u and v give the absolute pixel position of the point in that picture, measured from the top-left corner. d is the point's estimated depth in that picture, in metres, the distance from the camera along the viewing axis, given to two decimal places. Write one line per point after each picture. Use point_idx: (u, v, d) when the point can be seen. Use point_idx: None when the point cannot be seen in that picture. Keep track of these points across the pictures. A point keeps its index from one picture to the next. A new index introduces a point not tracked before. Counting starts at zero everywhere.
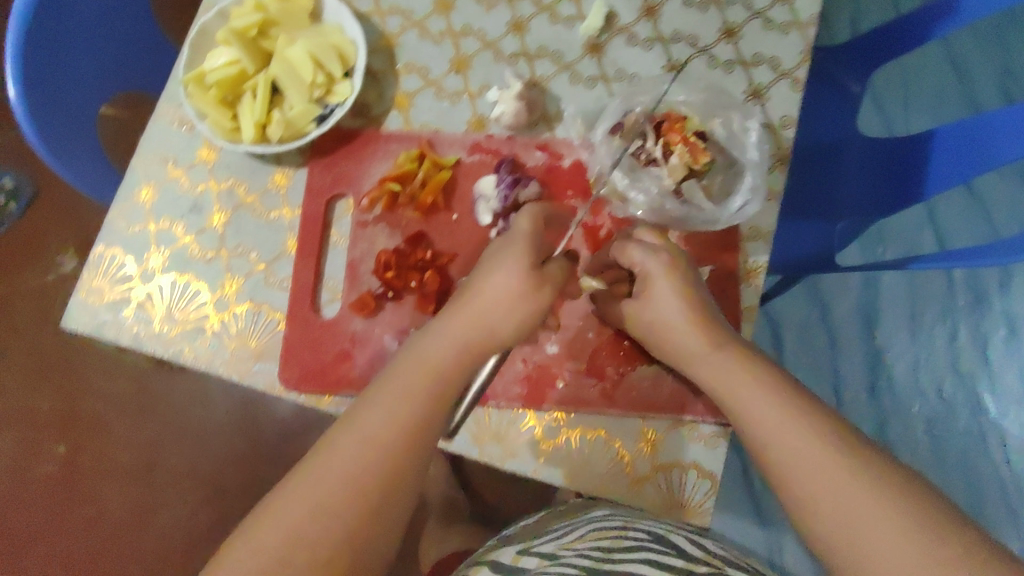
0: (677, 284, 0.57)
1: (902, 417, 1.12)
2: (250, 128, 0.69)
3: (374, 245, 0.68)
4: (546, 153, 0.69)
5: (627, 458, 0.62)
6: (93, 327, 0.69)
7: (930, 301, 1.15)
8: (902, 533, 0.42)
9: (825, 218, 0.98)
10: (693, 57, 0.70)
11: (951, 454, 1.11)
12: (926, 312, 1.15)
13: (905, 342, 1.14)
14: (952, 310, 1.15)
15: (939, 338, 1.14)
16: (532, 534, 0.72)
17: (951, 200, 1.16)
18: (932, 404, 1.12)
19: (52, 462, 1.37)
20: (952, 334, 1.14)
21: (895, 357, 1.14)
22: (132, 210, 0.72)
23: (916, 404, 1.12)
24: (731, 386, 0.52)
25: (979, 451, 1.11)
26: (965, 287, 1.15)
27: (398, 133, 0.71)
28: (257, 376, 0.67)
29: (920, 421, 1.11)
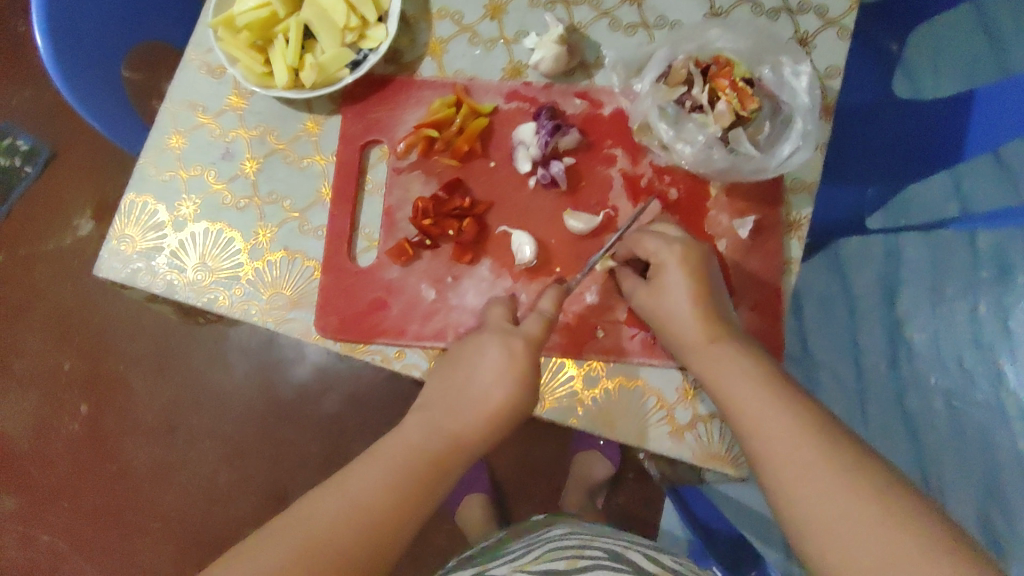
0: (688, 272, 0.56)
1: (920, 391, 0.86)
2: (283, 74, 0.67)
3: (410, 193, 0.68)
4: (586, 102, 0.67)
5: (667, 408, 0.62)
6: (127, 275, 0.68)
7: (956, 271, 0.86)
8: (882, 540, 0.40)
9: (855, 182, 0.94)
10: (737, 6, 0.69)
11: (972, 447, 0.80)
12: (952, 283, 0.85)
13: (934, 318, 0.86)
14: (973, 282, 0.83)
15: (963, 315, 0.83)
16: (485, 558, 0.73)
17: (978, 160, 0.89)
18: (954, 379, 0.83)
19: (75, 421, 1.38)
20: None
21: (921, 334, 0.86)
22: (163, 158, 0.71)
23: (933, 376, 0.84)
24: (722, 376, 0.51)
25: (1009, 449, 0.78)
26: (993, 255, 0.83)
27: (432, 80, 0.70)
28: (292, 324, 0.66)
29: (938, 395, 0.84)
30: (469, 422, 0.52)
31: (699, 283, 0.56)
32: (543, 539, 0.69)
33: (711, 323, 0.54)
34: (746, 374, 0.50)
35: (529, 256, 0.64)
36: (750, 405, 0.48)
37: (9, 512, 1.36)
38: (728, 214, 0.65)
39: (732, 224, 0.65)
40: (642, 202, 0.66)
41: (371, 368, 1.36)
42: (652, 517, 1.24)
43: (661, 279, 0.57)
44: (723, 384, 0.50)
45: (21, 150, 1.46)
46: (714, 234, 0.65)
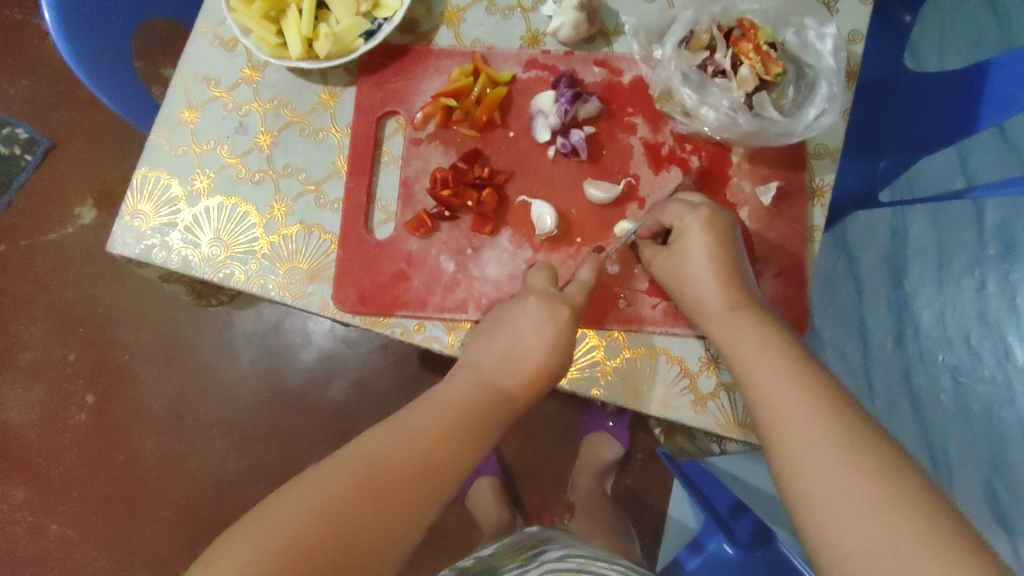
0: (711, 239, 0.55)
1: (926, 365, 1.03)
2: (297, 43, 0.66)
3: (428, 163, 0.67)
4: (605, 69, 0.66)
5: (690, 377, 0.61)
6: (141, 251, 0.67)
7: (959, 252, 1.05)
8: (890, 528, 0.37)
9: (870, 155, 0.93)
10: None
11: (975, 404, 1.01)
12: (954, 263, 1.05)
13: (931, 293, 1.05)
14: (980, 262, 1.04)
15: (966, 289, 1.04)
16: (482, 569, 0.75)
17: (984, 147, 1.09)
18: (959, 355, 1.03)
19: (82, 412, 1.37)
20: (980, 286, 1.04)
21: (922, 306, 1.05)
22: (175, 132, 0.70)
23: (941, 354, 1.03)
24: (743, 349, 0.50)
25: (1005, 397, 1.00)
26: (995, 235, 1.04)
27: (450, 49, 0.69)
28: (311, 298, 0.66)
29: (945, 370, 1.03)
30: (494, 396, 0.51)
31: (722, 250, 0.55)
32: (536, 558, 0.72)
33: (736, 289, 0.53)
34: (766, 349, 0.49)
35: (549, 226, 0.63)
36: (767, 378, 0.47)
37: (16, 504, 1.35)
38: (751, 182, 0.64)
39: (755, 191, 0.64)
40: (663, 170, 0.65)
41: (380, 353, 1.36)
42: (664, 499, 1.24)
43: (685, 246, 0.56)
44: (743, 356, 0.49)
45: (20, 138, 1.44)
46: (737, 201, 0.64)
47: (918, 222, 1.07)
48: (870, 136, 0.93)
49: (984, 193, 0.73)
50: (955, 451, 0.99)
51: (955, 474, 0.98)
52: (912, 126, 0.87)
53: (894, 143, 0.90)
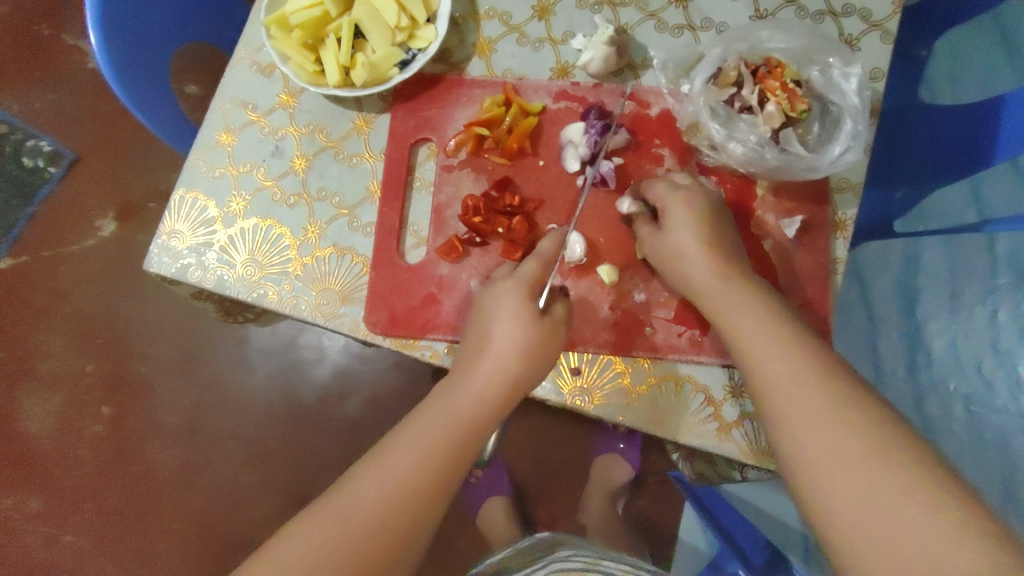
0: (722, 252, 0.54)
1: (937, 394, 1.04)
2: (335, 71, 0.69)
3: (460, 190, 0.68)
4: (633, 102, 0.68)
5: (715, 405, 0.62)
6: (178, 270, 0.69)
7: (972, 279, 1.03)
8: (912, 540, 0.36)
9: (885, 186, 0.95)
10: (782, 8, 0.71)
11: (987, 433, 0.99)
12: (967, 290, 1.03)
13: (943, 322, 1.04)
14: (995, 289, 1.00)
15: (978, 317, 1.01)
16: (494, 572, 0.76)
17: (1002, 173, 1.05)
18: (972, 384, 1.02)
19: (97, 423, 1.39)
20: (992, 315, 0.99)
21: (934, 335, 1.05)
22: (214, 154, 0.72)
23: (954, 381, 1.03)
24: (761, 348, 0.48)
25: (1019, 428, 0.96)
26: (1011, 262, 0.98)
27: (481, 79, 0.71)
28: (342, 319, 0.67)
29: (957, 399, 1.02)
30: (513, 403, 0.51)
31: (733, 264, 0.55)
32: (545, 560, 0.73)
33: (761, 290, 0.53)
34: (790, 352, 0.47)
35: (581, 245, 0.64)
36: (787, 385, 0.45)
37: (30, 514, 1.36)
38: (774, 215, 0.66)
39: (779, 224, 0.65)
40: None
41: (393, 370, 1.37)
42: (676, 523, 1.24)
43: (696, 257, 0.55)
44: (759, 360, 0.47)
45: (45, 151, 1.47)
46: (761, 233, 0.66)
47: (928, 250, 1.07)
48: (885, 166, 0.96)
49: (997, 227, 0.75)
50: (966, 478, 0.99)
51: None
52: (928, 157, 0.89)
53: (911, 175, 0.92)
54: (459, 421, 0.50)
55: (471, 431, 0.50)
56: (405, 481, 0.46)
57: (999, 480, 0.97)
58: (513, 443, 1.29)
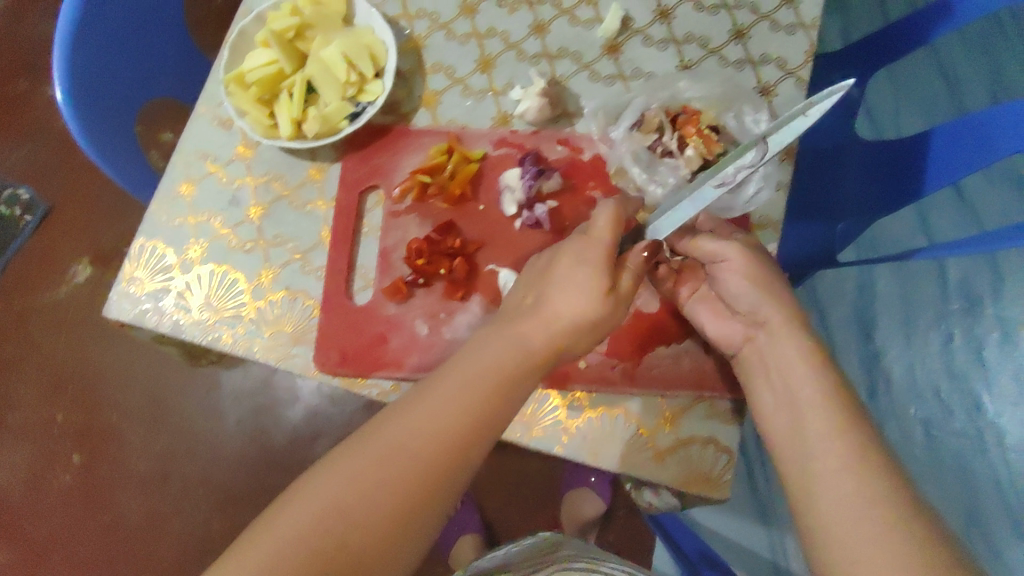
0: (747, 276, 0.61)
1: (900, 417, 1.19)
2: (287, 124, 0.73)
3: (407, 234, 0.72)
4: (567, 148, 0.73)
5: (649, 434, 0.66)
6: (136, 315, 0.72)
7: (925, 309, 1.20)
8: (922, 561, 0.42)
9: (826, 216, 0.99)
10: (705, 57, 0.76)
11: (948, 456, 1.17)
12: (921, 318, 1.20)
13: (901, 348, 1.20)
14: (946, 316, 1.19)
15: (933, 343, 1.19)
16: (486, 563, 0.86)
17: (943, 206, 1.20)
18: (932, 409, 1.18)
19: (67, 472, 1.39)
20: (947, 339, 1.19)
21: (893, 360, 1.19)
22: (173, 204, 0.76)
23: (914, 407, 1.19)
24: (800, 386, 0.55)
25: (975, 449, 1.16)
26: (958, 292, 1.19)
27: (427, 128, 0.75)
28: (294, 360, 0.70)
29: (917, 422, 1.18)
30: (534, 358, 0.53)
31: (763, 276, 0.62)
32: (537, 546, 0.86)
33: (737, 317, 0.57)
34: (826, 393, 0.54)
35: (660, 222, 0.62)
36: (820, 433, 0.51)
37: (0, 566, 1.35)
38: None
39: None
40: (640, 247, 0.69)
41: (363, 412, 1.39)
42: (643, 555, 1.26)
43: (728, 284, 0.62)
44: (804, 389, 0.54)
45: (21, 200, 1.50)
46: None
47: (884, 278, 1.21)
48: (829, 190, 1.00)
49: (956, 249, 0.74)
50: (935, 493, 1.16)
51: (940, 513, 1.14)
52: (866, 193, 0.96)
53: (851, 208, 0.97)
54: (503, 369, 0.51)
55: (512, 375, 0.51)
56: (451, 428, 0.48)
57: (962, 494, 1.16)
58: (482, 478, 1.31)
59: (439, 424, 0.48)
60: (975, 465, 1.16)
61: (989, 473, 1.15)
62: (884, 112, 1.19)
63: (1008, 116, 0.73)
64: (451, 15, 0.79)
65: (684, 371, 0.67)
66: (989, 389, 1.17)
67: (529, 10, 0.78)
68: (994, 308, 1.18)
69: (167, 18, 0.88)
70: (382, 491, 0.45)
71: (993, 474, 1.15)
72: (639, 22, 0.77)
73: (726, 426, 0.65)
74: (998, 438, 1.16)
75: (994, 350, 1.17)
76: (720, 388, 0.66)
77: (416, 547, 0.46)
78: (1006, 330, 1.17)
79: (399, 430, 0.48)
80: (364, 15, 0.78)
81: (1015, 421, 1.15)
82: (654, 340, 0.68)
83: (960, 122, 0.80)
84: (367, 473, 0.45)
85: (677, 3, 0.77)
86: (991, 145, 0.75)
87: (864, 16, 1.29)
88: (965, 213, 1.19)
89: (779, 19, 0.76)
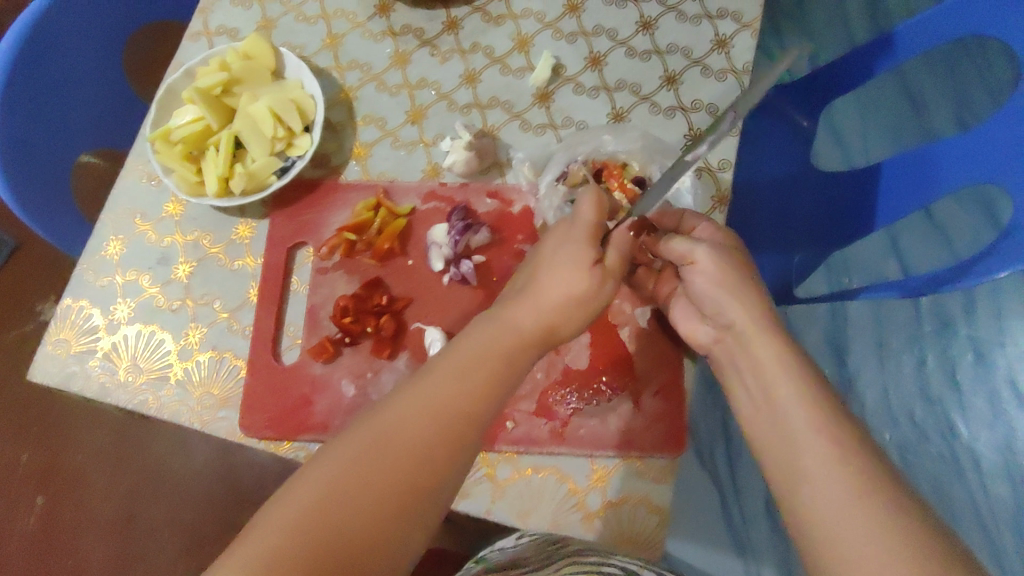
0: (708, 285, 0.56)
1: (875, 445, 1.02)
2: (213, 181, 0.71)
3: (334, 291, 0.71)
4: (497, 200, 0.72)
5: (579, 494, 0.65)
6: (61, 377, 0.70)
7: (896, 329, 1.04)
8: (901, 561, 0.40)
9: (781, 247, 0.94)
10: (636, 105, 0.75)
11: (935, 489, 0.94)
12: (892, 339, 1.04)
13: (872, 371, 1.04)
14: (918, 337, 1.02)
15: (907, 364, 1.01)
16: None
17: (911, 230, 1.14)
18: (906, 432, 0.99)
19: (31, 516, 1.37)
20: (921, 362, 1.01)
21: (865, 386, 1.04)
22: (102, 263, 0.75)
23: (887, 431, 0.99)
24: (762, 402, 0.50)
25: (957, 479, 0.92)
26: (931, 312, 1.02)
27: (356, 183, 0.75)
28: (220, 423, 0.69)
29: (896, 448, 0.99)
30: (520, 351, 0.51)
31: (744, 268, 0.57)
32: None
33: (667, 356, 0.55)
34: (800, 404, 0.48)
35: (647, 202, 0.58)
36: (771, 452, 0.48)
37: None
38: (631, 304, 0.69)
39: (634, 313, 0.69)
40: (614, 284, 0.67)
41: None
42: None
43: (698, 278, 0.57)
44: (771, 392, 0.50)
45: None
46: (619, 322, 0.69)
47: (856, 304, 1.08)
48: (782, 224, 0.94)
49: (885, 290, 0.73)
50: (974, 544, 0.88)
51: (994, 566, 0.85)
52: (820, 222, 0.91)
53: (804, 237, 0.93)
54: (499, 353, 0.50)
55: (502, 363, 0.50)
56: (445, 412, 0.46)
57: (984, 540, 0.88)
58: None
59: (439, 409, 0.46)
60: (950, 488, 0.92)
61: (967, 501, 0.90)
62: (849, 138, 1.16)
63: (943, 154, 0.71)
64: (382, 66, 0.79)
65: (613, 430, 0.66)
66: (962, 409, 0.95)
67: (460, 60, 0.78)
68: (968, 328, 0.98)
69: (108, 73, 0.88)
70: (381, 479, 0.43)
71: (970, 497, 0.90)
72: (570, 71, 0.77)
73: (658, 484, 0.64)
74: (973, 464, 0.91)
75: (967, 367, 0.96)
76: (650, 447, 0.65)
77: (418, 534, 0.44)
78: (980, 349, 0.96)
79: (399, 417, 0.46)
80: (294, 68, 0.77)
81: (991, 441, 0.91)
82: (585, 398, 0.67)
83: (902, 158, 0.79)
84: (368, 460, 0.43)
85: (608, 50, 0.77)
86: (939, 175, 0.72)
87: (830, 38, 1.20)
88: (933, 236, 1.13)
89: (710, 64, 0.75)
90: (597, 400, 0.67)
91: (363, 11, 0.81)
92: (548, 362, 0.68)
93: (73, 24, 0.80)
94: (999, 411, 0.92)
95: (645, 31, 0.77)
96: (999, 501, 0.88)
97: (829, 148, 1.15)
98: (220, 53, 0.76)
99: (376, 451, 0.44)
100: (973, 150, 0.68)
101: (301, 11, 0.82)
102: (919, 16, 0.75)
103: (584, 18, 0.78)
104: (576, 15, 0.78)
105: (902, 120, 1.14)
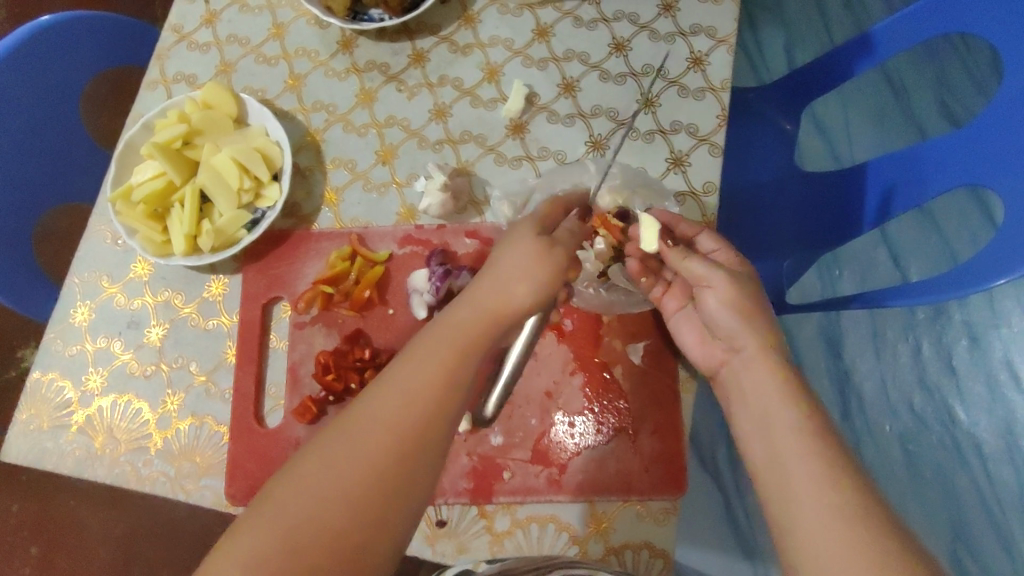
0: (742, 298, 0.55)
1: (876, 438, 1.11)
2: (180, 239, 0.68)
3: (313, 347, 0.70)
4: (476, 240, 0.71)
5: (581, 542, 0.63)
6: (35, 455, 0.68)
7: (893, 320, 1.15)
8: None
9: (769, 255, 0.86)
10: (614, 130, 0.73)
11: (927, 470, 1.12)
12: (888, 330, 1.14)
13: (871, 363, 1.13)
14: (913, 326, 1.16)
15: (903, 355, 1.14)
16: None
17: (903, 221, 1.14)
18: (905, 422, 1.12)
19: (26, 566, 1.26)
20: (916, 349, 1.15)
21: (863, 377, 1.13)
22: (69, 331, 0.72)
23: (888, 422, 1.12)
24: (765, 451, 0.48)
25: (957, 462, 1.13)
26: None
27: (329, 231, 0.73)
28: (204, 492, 0.66)
29: (894, 439, 1.12)
30: (507, 304, 0.51)
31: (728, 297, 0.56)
32: None
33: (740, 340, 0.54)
34: (806, 455, 0.46)
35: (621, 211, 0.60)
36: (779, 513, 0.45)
37: None
38: (619, 341, 0.67)
39: (626, 350, 0.67)
40: (602, 341, 0.68)
41: None
42: None
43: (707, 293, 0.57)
44: (769, 434, 0.48)
45: None
46: (608, 360, 0.67)
47: None
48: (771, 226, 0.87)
49: (866, 302, 0.66)
50: (934, 504, 1.11)
51: (964, 513, 1.11)
52: (804, 224, 0.84)
53: (792, 243, 0.84)
54: (486, 311, 0.51)
55: (491, 324, 0.50)
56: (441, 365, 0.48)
57: (977, 505, 1.11)
58: None
59: (420, 385, 0.47)
60: (957, 479, 1.12)
61: (971, 485, 1.12)
62: (834, 125, 1.14)
63: (938, 153, 0.66)
64: (348, 105, 0.76)
65: (611, 475, 0.64)
66: (962, 399, 1.14)
67: (428, 93, 0.76)
68: (960, 313, 1.17)
69: (62, 122, 0.84)
70: (368, 449, 0.44)
71: (975, 481, 1.12)
72: (543, 99, 0.74)
73: (661, 528, 0.62)
74: (975, 449, 1.13)
75: (964, 355, 1.16)
76: (649, 489, 0.63)
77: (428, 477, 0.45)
78: (974, 334, 1.16)
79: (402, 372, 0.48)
80: (257, 114, 0.73)
81: (992, 425, 1.13)
82: (582, 440, 0.65)
83: (891, 157, 0.72)
84: (352, 431, 0.45)
85: (581, 75, 0.75)
86: (926, 175, 0.68)
87: (809, 32, 1.17)
88: (927, 230, 1.14)
89: (687, 84, 0.73)
90: (594, 443, 0.65)
91: (325, 48, 0.78)
92: (540, 408, 0.66)
93: (22, 81, 0.77)
94: (997, 397, 1.14)
95: (618, 52, 0.75)
96: (1001, 483, 1.11)
97: (812, 134, 1.13)
98: (178, 103, 0.72)
99: (363, 421, 0.45)
100: (971, 146, 0.63)
101: (259, 51, 0.79)
102: (891, 19, 0.72)
103: (555, 43, 0.76)
104: (546, 39, 0.76)
105: (888, 112, 1.14)
